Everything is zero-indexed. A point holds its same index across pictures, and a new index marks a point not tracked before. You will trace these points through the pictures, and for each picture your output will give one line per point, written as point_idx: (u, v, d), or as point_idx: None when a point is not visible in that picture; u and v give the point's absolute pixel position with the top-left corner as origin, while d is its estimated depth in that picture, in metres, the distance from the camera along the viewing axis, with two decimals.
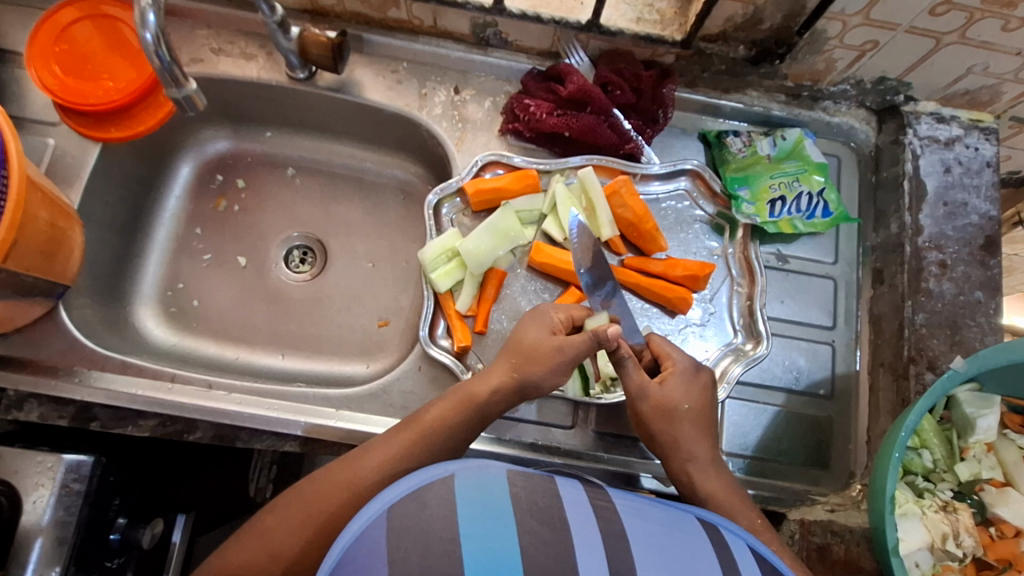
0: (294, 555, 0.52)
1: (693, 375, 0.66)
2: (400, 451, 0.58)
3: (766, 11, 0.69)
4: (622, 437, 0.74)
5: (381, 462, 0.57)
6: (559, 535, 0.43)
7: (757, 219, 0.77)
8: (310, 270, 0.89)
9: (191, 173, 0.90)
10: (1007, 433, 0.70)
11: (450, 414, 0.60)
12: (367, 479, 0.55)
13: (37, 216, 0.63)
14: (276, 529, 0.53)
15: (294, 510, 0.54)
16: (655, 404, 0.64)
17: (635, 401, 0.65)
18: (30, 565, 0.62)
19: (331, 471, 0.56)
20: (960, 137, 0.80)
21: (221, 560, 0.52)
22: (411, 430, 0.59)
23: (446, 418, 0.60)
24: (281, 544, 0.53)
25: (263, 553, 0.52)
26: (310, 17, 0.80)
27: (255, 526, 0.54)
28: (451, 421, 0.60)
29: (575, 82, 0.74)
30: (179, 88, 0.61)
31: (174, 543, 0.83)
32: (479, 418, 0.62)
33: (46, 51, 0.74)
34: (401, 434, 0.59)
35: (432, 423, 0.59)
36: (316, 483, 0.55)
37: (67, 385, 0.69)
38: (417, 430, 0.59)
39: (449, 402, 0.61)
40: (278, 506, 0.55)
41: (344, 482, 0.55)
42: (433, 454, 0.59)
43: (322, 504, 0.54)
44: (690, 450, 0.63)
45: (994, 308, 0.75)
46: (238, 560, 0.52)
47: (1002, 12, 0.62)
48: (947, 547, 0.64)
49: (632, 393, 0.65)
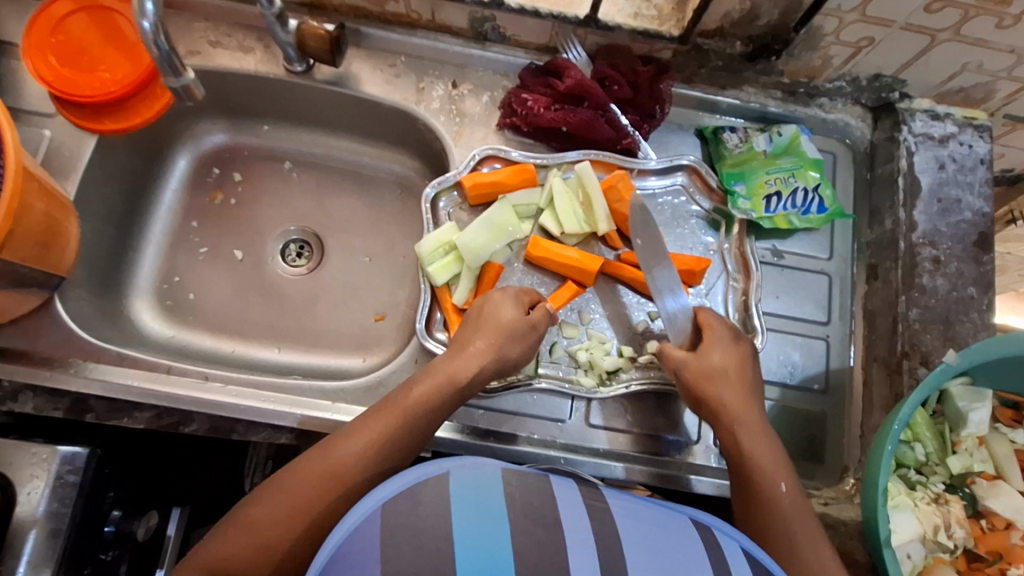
0: (287, 547, 0.52)
1: (732, 342, 0.68)
2: (378, 434, 0.57)
3: (763, 7, 0.69)
4: (645, 434, 0.74)
5: (362, 448, 0.56)
6: (550, 534, 0.43)
7: (753, 214, 0.77)
8: (306, 264, 0.89)
9: (188, 166, 0.89)
10: (999, 428, 0.71)
11: (428, 396, 0.60)
12: (348, 464, 0.55)
13: (33, 206, 0.63)
14: (266, 520, 0.53)
15: (285, 498, 0.54)
16: (701, 368, 0.66)
17: (683, 366, 0.67)
18: (25, 558, 0.62)
19: (309, 459, 0.56)
20: (954, 135, 0.81)
21: (211, 554, 0.52)
22: (391, 411, 0.59)
23: (426, 402, 0.60)
24: (272, 535, 0.52)
25: (253, 544, 0.52)
26: (308, 10, 0.80)
27: (242, 518, 0.54)
28: (430, 405, 0.60)
29: (572, 77, 0.75)
30: (177, 77, 0.61)
31: (170, 536, 0.85)
32: (457, 401, 0.62)
33: (41, 42, 0.73)
34: (374, 419, 0.58)
35: (412, 406, 0.59)
36: (297, 476, 0.55)
37: (62, 376, 0.69)
38: (392, 414, 0.58)
39: (429, 384, 0.61)
40: (271, 491, 0.55)
41: (328, 473, 0.55)
42: (411, 431, 0.59)
43: (310, 492, 0.54)
44: (717, 414, 0.65)
45: (987, 304, 0.76)
46: (224, 553, 0.52)
47: (997, 9, 0.62)
48: (938, 539, 0.65)
49: (679, 360, 0.67)
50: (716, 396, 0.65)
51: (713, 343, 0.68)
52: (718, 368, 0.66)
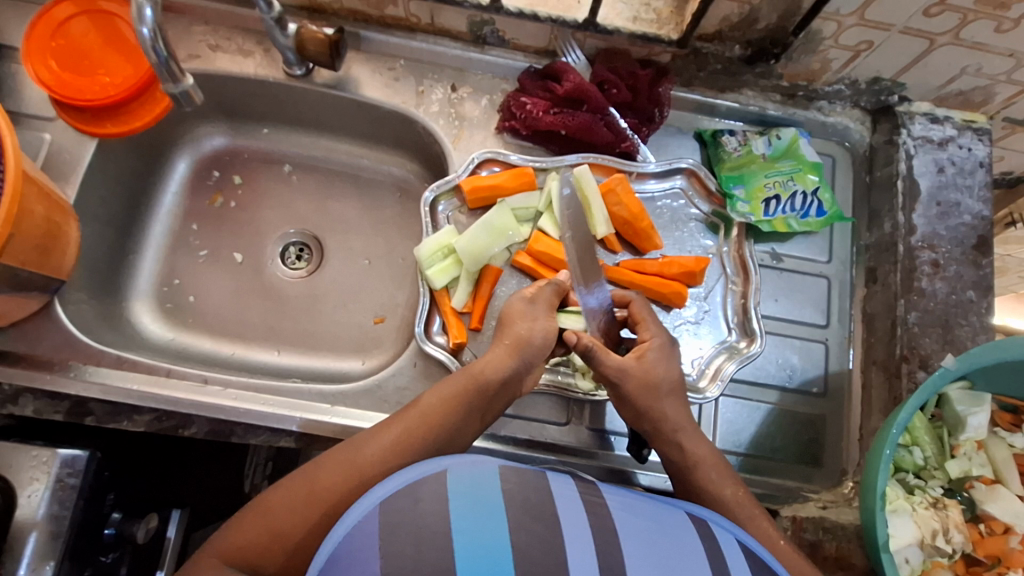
0: (298, 537, 0.52)
1: (667, 348, 0.65)
2: (401, 436, 0.57)
3: (761, 11, 0.69)
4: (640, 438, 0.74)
5: (383, 447, 0.56)
6: (549, 531, 0.43)
7: (751, 218, 0.77)
8: (306, 267, 0.89)
9: (188, 169, 0.90)
10: (997, 431, 0.71)
11: (452, 399, 0.59)
12: (368, 462, 0.55)
13: (33, 210, 0.63)
14: (275, 512, 0.52)
15: (298, 490, 0.53)
16: (643, 378, 0.62)
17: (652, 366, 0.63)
18: (25, 559, 0.62)
19: (330, 455, 0.56)
20: (954, 138, 0.81)
21: (223, 544, 0.52)
22: (417, 412, 0.59)
23: (451, 405, 0.59)
24: (283, 526, 0.52)
25: (265, 533, 0.52)
26: (308, 14, 0.80)
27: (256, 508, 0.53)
28: (455, 409, 0.59)
29: (571, 80, 0.75)
30: (175, 84, 0.61)
31: (169, 539, 0.83)
32: (483, 407, 0.61)
33: (42, 46, 0.73)
34: (397, 422, 0.58)
35: (437, 409, 0.59)
36: (314, 470, 0.55)
37: (62, 380, 0.69)
38: (419, 414, 0.59)
39: (454, 387, 0.60)
40: (282, 488, 0.54)
41: (344, 469, 0.54)
42: (433, 435, 0.58)
43: (327, 488, 0.53)
44: (660, 429, 0.63)
45: (986, 308, 0.76)
46: (236, 543, 0.51)
47: (996, 13, 0.62)
48: (936, 544, 0.65)
49: (617, 373, 0.62)
50: (660, 410, 0.62)
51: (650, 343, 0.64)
52: (654, 379, 0.63)
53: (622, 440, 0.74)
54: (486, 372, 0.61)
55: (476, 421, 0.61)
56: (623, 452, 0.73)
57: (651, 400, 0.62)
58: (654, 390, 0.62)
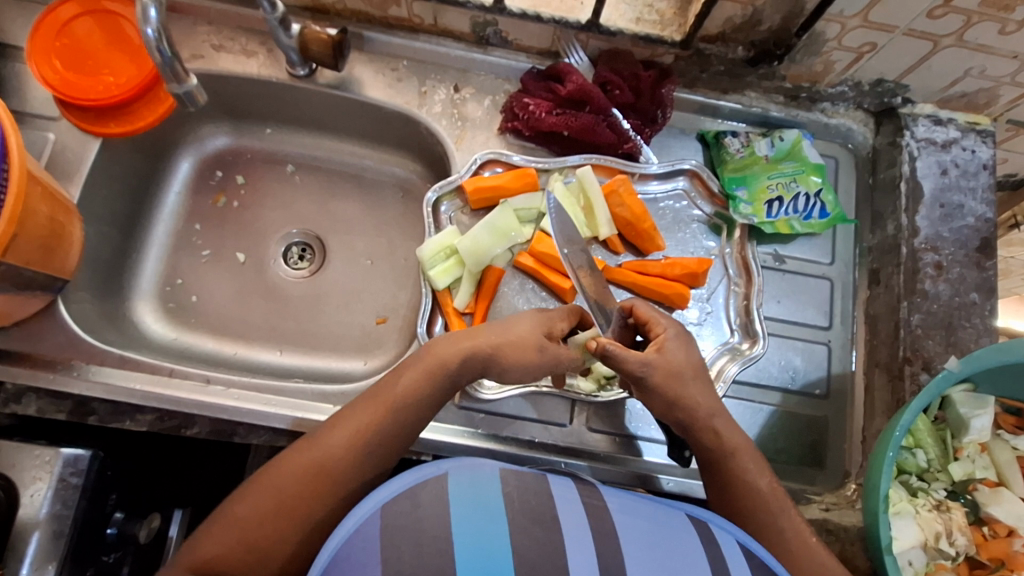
0: (279, 544, 0.52)
1: (681, 336, 0.65)
2: (365, 425, 0.56)
3: (765, 13, 0.69)
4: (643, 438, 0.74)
5: (347, 439, 0.55)
6: (549, 534, 0.43)
7: (754, 219, 0.77)
8: (308, 267, 0.89)
9: (190, 169, 0.90)
10: (1000, 434, 0.71)
11: (419, 385, 0.58)
12: (334, 457, 0.55)
13: (37, 209, 0.64)
14: (248, 519, 0.52)
15: (266, 493, 0.53)
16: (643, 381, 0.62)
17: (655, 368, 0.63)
18: (28, 559, 0.62)
19: (295, 454, 0.55)
20: (957, 140, 0.80)
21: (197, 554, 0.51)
22: (380, 399, 0.58)
23: (416, 391, 0.58)
24: (257, 536, 0.52)
25: (240, 542, 0.51)
26: (311, 14, 0.80)
27: (228, 516, 0.53)
28: (421, 395, 0.58)
29: (575, 81, 0.75)
30: (179, 84, 0.62)
31: (173, 537, 0.86)
32: (449, 391, 0.60)
33: (46, 46, 0.74)
34: (360, 411, 0.57)
35: (402, 395, 0.58)
36: (280, 469, 0.54)
37: (65, 379, 0.69)
38: (382, 402, 0.57)
39: (419, 373, 0.59)
40: (249, 491, 0.54)
41: (310, 468, 0.54)
42: (403, 425, 0.57)
43: (292, 485, 0.53)
44: None
45: (990, 310, 0.76)
46: (208, 552, 0.51)
47: (999, 15, 0.62)
48: (940, 546, 0.65)
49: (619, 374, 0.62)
50: (661, 411, 0.62)
51: (666, 336, 0.64)
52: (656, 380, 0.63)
53: (625, 441, 0.73)
54: (451, 359, 0.59)
55: (441, 405, 0.60)
56: (625, 452, 0.73)
57: (654, 403, 0.62)
58: (655, 392, 0.62)
